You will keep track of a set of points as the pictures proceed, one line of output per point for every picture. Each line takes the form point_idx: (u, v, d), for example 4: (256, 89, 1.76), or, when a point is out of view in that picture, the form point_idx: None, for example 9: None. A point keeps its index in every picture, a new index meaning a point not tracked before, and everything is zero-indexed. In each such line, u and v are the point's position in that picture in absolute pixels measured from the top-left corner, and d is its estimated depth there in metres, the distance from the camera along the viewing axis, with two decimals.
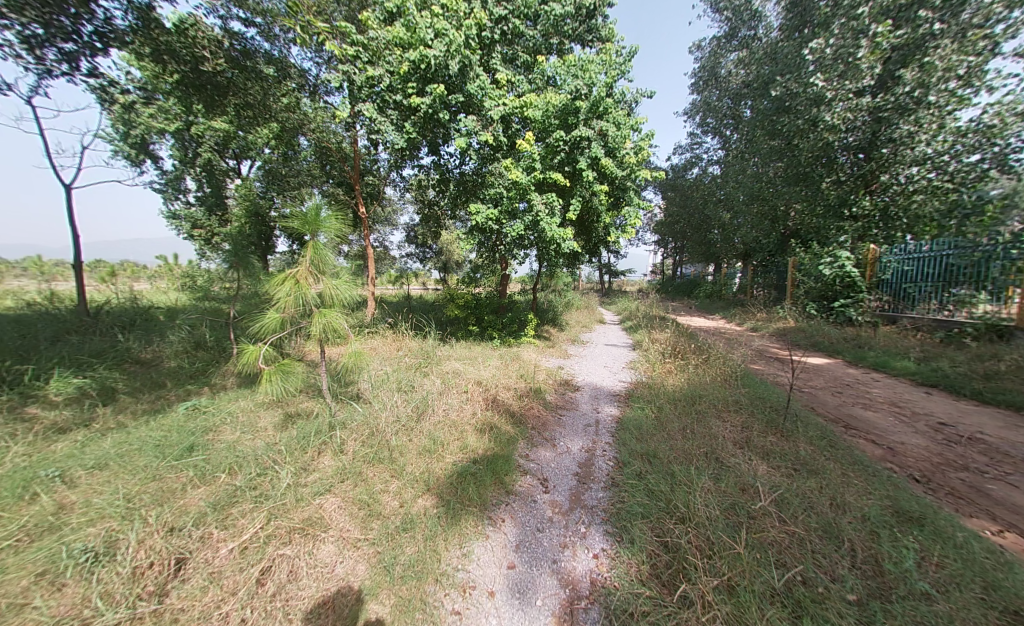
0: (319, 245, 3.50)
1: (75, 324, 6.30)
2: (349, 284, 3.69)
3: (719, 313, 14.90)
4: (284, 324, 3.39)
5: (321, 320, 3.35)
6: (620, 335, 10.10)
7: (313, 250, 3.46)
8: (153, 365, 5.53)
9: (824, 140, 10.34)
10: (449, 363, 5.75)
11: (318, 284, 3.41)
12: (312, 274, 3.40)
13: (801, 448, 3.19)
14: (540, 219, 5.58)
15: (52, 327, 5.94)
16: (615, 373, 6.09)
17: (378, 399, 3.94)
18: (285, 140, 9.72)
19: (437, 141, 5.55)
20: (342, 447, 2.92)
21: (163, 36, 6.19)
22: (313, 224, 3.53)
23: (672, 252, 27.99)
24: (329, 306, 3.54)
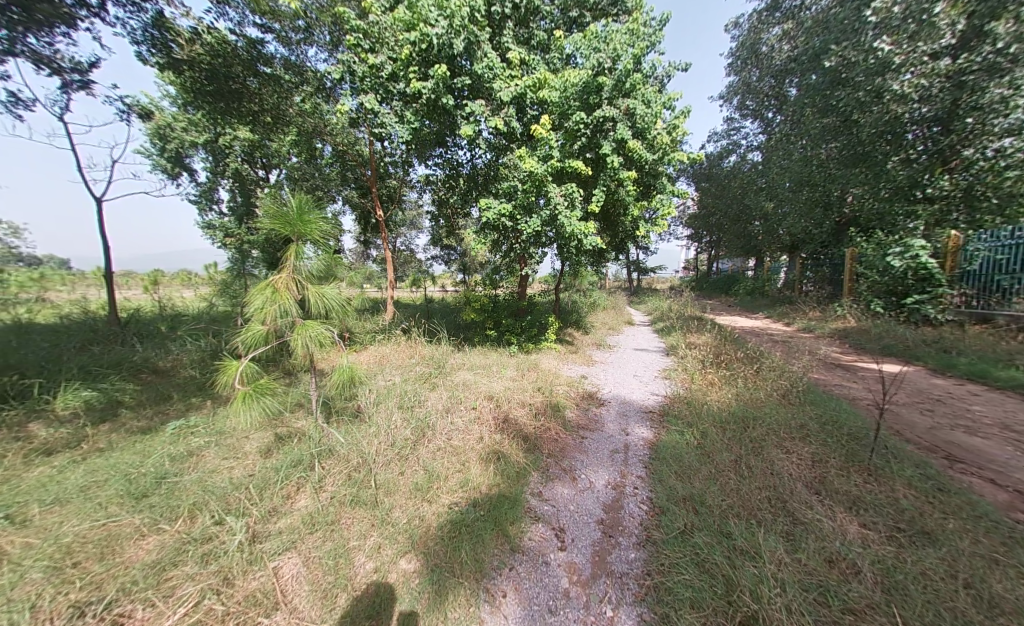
0: (303, 250, 3.09)
1: (103, 334, 6.43)
2: (339, 292, 3.30)
3: (762, 312, 13.60)
4: (269, 339, 3.01)
5: (305, 333, 2.94)
6: (651, 338, 9.28)
7: (295, 255, 3.06)
8: (168, 375, 5.48)
9: (891, 113, 9.03)
10: (461, 374, 5.30)
11: (301, 293, 3.02)
12: (295, 282, 3.00)
13: (901, 496, 2.44)
14: (558, 212, 5.03)
15: (81, 337, 6.08)
16: (647, 384, 5.40)
17: (375, 418, 3.54)
18: (310, 153, 9.66)
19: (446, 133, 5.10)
20: (321, 485, 2.49)
21: (177, 46, 6.17)
22: (299, 225, 3.04)
23: (706, 246, 26.30)
24: (314, 317, 3.14)
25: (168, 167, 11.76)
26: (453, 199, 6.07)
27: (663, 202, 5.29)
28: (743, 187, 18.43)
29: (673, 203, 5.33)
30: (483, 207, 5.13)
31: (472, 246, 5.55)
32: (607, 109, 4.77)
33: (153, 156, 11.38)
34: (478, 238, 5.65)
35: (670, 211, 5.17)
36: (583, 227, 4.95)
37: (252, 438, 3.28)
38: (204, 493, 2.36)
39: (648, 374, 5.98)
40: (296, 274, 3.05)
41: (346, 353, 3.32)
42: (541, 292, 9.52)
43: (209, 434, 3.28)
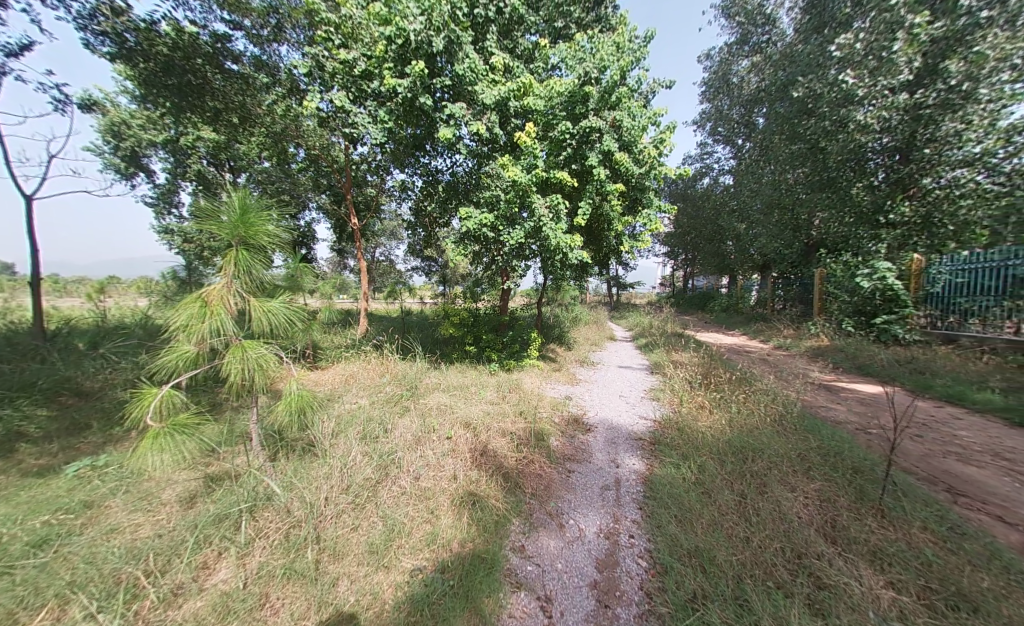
0: (242, 255, 2.58)
1: (22, 348, 5.60)
2: (289, 306, 2.83)
3: (739, 329, 13.81)
4: (199, 362, 2.48)
5: (242, 356, 2.44)
6: (635, 355, 9.08)
7: (233, 261, 2.55)
8: (95, 398, 4.74)
9: (855, 142, 9.34)
10: (435, 396, 4.83)
11: (241, 305, 2.54)
12: (232, 294, 2.51)
13: (922, 545, 2.20)
14: (543, 225, 4.77)
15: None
16: (634, 406, 5.10)
17: (332, 452, 3.05)
18: (283, 154, 8.57)
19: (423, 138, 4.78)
20: (248, 554, 1.99)
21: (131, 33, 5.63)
22: (242, 228, 2.63)
23: (681, 264, 26.94)
24: (255, 336, 2.65)
25: (122, 168, 10.79)
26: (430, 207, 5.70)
27: (650, 218, 5.11)
28: (716, 208, 19.01)
29: (660, 218, 5.17)
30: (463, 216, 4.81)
31: (450, 257, 5.18)
32: (593, 119, 4.60)
33: (104, 155, 10.45)
34: (457, 249, 5.30)
35: (657, 226, 4.99)
36: (570, 240, 4.71)
37: (176, 481, 2.70)
38: (89, 570, 1.82)
39: (634, 395, 5.71)
40: (234, 290, 2.54)
41: (296, 377, 2.83)
42: (522, 306, 9.18)
43: (120, 477, 2.68)
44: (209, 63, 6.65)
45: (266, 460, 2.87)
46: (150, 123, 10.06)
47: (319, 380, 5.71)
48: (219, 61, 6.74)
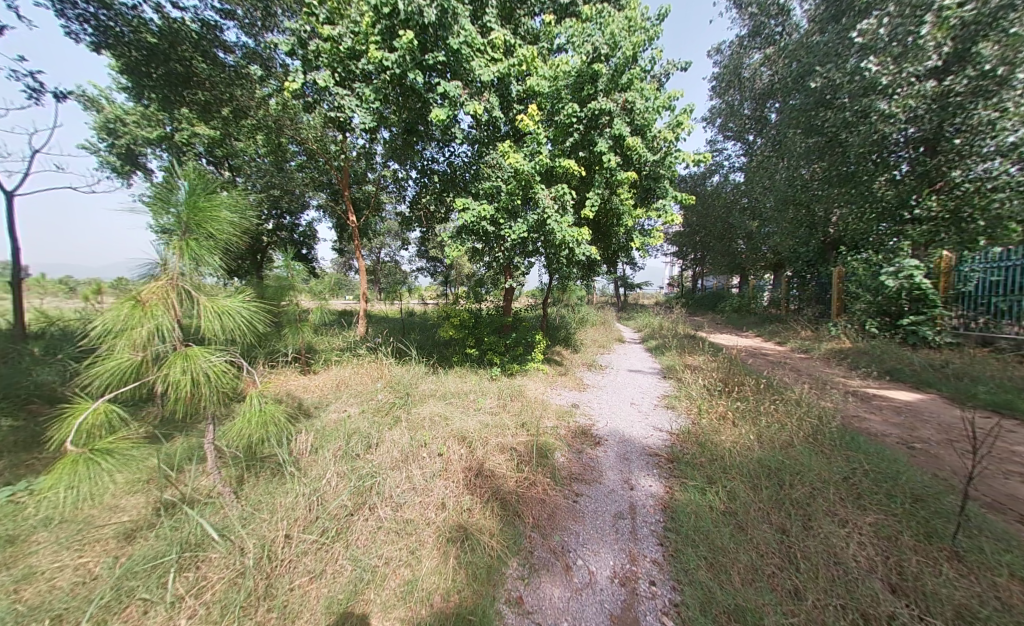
0: (192, 243, 2.28)
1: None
2: (249, 305, 2.44)
3: (753, 330, 13.26)
4: (132, 376, 2.07)
5: (179, 367, 2.05)
6: (646, 358, 8.62)
7: (182, 250, 2.25)
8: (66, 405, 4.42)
9: (879, 132, 8.65)
10: (430, 404, 4.45)
11: (187, 308, 2.18)
12: (177, 292, 2.16)
13: (1020, 603, 1.75)
14: (547, 217, 4.38)
15: None
16: (648, 416, 4.66)
17: (307, 474, 2.69)
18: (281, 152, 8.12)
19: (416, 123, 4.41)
20: (173, 620, 1.67)
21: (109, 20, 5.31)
22: (188, 214, 2.26)
23: (690, 263, 26.33)
24: (206, 343, 2.24)
25: (118, 167, 10.46)
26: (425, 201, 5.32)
27: (665, 209, 4.63)
28: (726, 207, 18.44)
29: (678, 207, 4.67)
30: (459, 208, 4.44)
31: (446, 253, 4.80)
32: (603, 101, 4.19)
33: (99, 153, 10.17)
34: (453, 244, 4.90)
35: (673, 217, 4.53)
36: (576, 233, 4.31)
37: (120, 512, 2.33)
38: None
39: (647, 402, 5.28)
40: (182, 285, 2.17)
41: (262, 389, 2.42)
42: (526, 306, 8.77)
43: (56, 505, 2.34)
44: (191, 56, 6.30)
45: (228, 488, 2.46)
46: (143, 120, 9.77)
47: (309, 386, 5.35)
48: (206, 52, 6.41)
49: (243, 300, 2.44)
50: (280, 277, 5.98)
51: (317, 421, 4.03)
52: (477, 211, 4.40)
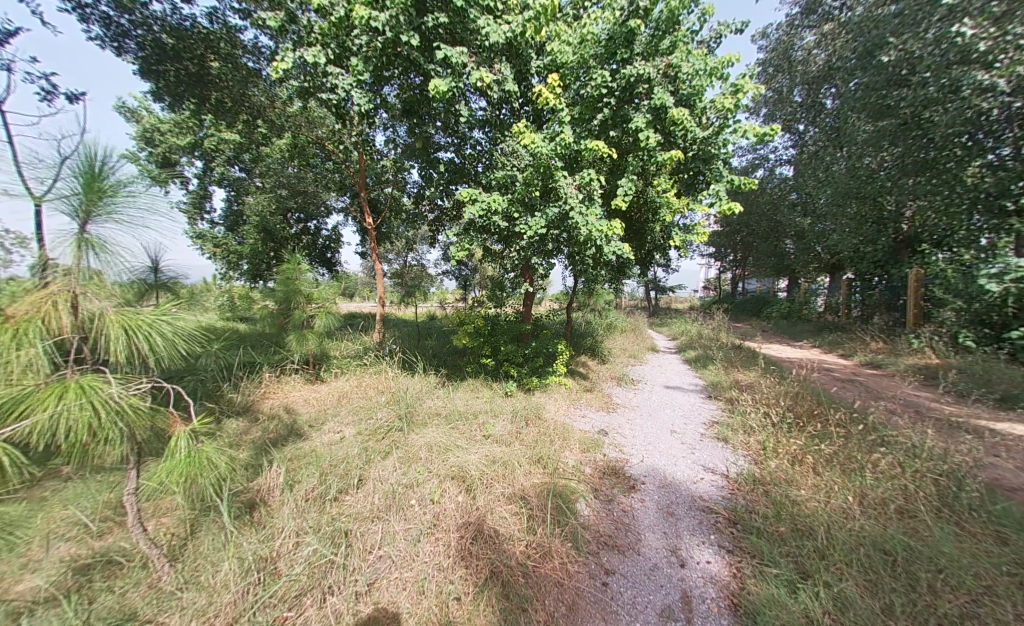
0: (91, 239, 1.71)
1: None
2: (176, 322, 1.86)
3: (809, 340, 11.77)
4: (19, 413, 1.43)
5: (55, 406, 1.46)
6: (685, 373, 7.63)
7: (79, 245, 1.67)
8: None
9: (973, 109, 7.14)
10: (432, 427, 3.85)
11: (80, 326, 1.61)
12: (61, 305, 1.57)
13: None
14: (571, 209, 3.72)
15: None
16: (693, 451, 3.82)
17: (264, 531, 2.19)
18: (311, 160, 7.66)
19: (418, 105, 3.89)
20: None
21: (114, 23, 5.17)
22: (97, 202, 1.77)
23: (730, 265, 24.49)
24: (101, 377, 1.62)
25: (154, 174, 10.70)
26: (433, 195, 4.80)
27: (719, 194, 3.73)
28: (771, 204, 16.83)
29: (743, 187, 3.69)
30: (466, 200, 3.86)
31: (454, 252, 4.23)
32: (640, 65, 3.45)
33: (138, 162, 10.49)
34: (462, 241, 4.32)
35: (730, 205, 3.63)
36: (607, 226, 3.60)
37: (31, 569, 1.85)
38: None
39: (690, 431, 4.42)
40: (82, 278, 1.67)
41: (194, 424, 1.84)
42: (548, 312, 8.04)
43: None
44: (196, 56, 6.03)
45: (163, 557, 1.95)
46: (174, 128, 9.95)
47: (309, 399, 4.93)
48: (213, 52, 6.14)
49: (167, 309, 1.93)
50: (287, 281, 5.62)
51: (304, 445, 3.53)
52: (490, 203, 3.80)
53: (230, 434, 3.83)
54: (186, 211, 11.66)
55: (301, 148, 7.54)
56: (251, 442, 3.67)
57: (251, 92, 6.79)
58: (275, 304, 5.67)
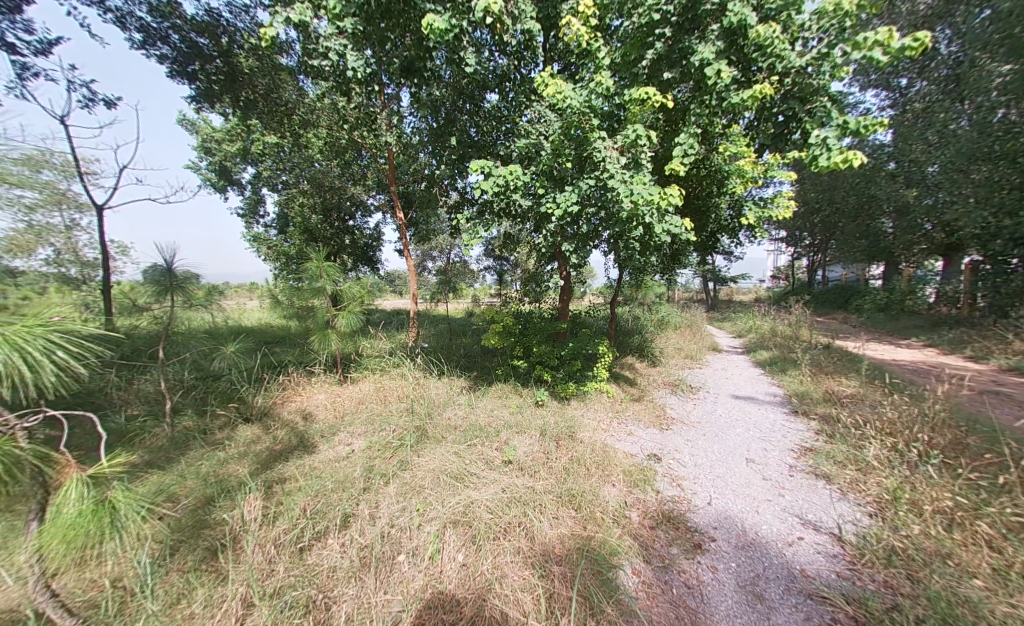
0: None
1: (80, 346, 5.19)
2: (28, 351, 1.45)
3: (919, 337, 9.62)
4: None
5: None
6: (758, 379, 6.38)
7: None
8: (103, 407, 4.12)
9: None
10: (445, 446, 3.29)
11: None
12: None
13: None
14: (611, 177, 2.95)
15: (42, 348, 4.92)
16: (780, 493, 2.90)
17: (215, 603, 1.78)
18: (345, 158, 7.48)
19: (420, 62, 3.36)
20: None
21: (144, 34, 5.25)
22: None
23: (806, 250, 21.41)
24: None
25: (215, 181, 11.40)
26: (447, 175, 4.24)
27: (829, 138, 2.62)
28: (862, 175, 14.18)
29: (871, 126, 2.56)
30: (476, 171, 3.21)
31: (467, 238, 3.60)
32: None
33: (200, 171, 11.22)
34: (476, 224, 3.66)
35: (846, 154, 2.54)
36: (661, 194, 2.74)
37: None
38: None
39: (773, 461, 3.44)
40: None
41: (94, 468, 1.51)
42: (590, 307, 7.17)
43: None
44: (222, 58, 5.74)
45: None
46: (226, 136, 10.43)
47: (329, 403, 4.63)
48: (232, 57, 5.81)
49: (68, 325, 1.62)
50: (311, 278, 5.39)
51: (304, 462, 3.15)
52: (508, 174, 3.11)
53: (240, 444, 3.57)
54: (243, 215, 12.36)
55: (330, 144, 7.38)
56: (257, 453, 3.37)
57: (275, 91, 6.67)
58: (300, 303, 5.47)
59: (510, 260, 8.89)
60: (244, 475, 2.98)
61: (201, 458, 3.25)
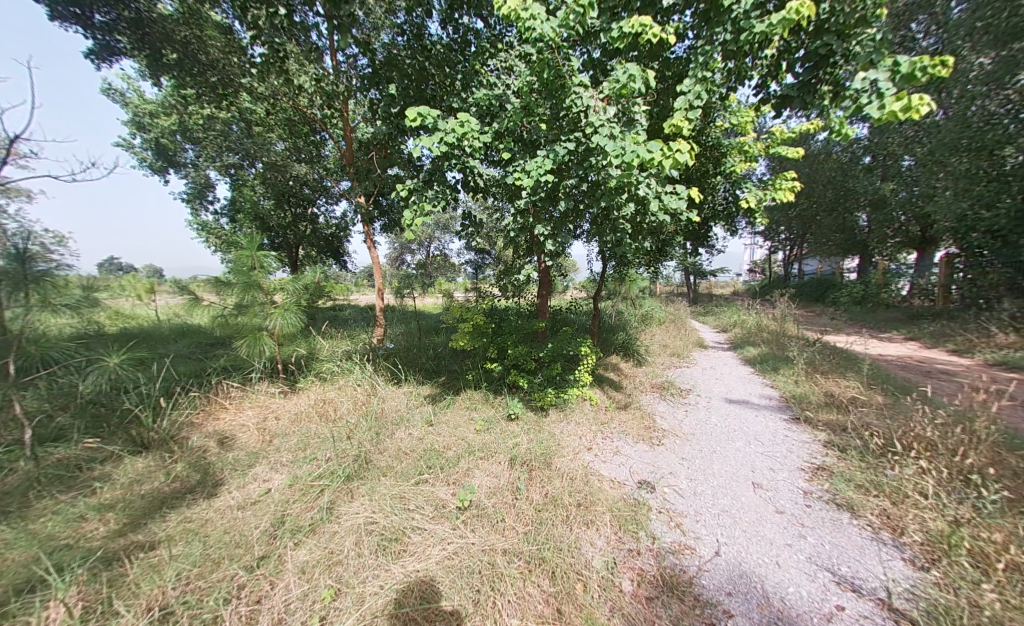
0: None
1: None
2: None
3: (899, 331, 9.52)
4: None
5: None
6: (749, 380, 5.92)
7: None
8: None
9: None
10: (386, 484, 2.59)
11: None
12: None
13: None
14: (595, 136, 2.29)
15: None
16: (801, 536, 2.35)
17: None
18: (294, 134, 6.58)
19: None
20: None
21: None
22: None
23: (783, 244, 21.57)
24: None
25: (153, 163, 10.14)
26: (387, 137, 3.46)
27: (879, 84, 1.97)
28: (840, 168, 14.15)
29: (931, 67, 1.88)
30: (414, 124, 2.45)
31: (409, 217, 2.86)
32: None
33: (135, 150, 9.92)
34: (421, 199, 2.93)
35: (907, 101, 1.89)
36: (660, 155, 2.08)
37: None
38: None
39: (784, 487, 2.90)
40: None
41: None
42: (570, 302, 6.54)
43: None
44: (126, 3, 4.72)
45: None
46: (162, 110, 9.19)
47: (259, 421, 3.83)
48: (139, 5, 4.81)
49: None
50: (241, 270, 4.51)
51: (195, 510, 2.42)
52: (455, 127, 2.37)
53: (124, 479, 2.77)
54: (189, 201, 11.10)
55: (275, 118, 6.44)
56: (138, 496, 2.58)
57: (199, 49, 5.64)
58: (226, 301, 4.55)
59: (489, 252, 8.10)
60: (101, 538, 2.17)
61: (60, 504, 2.44)
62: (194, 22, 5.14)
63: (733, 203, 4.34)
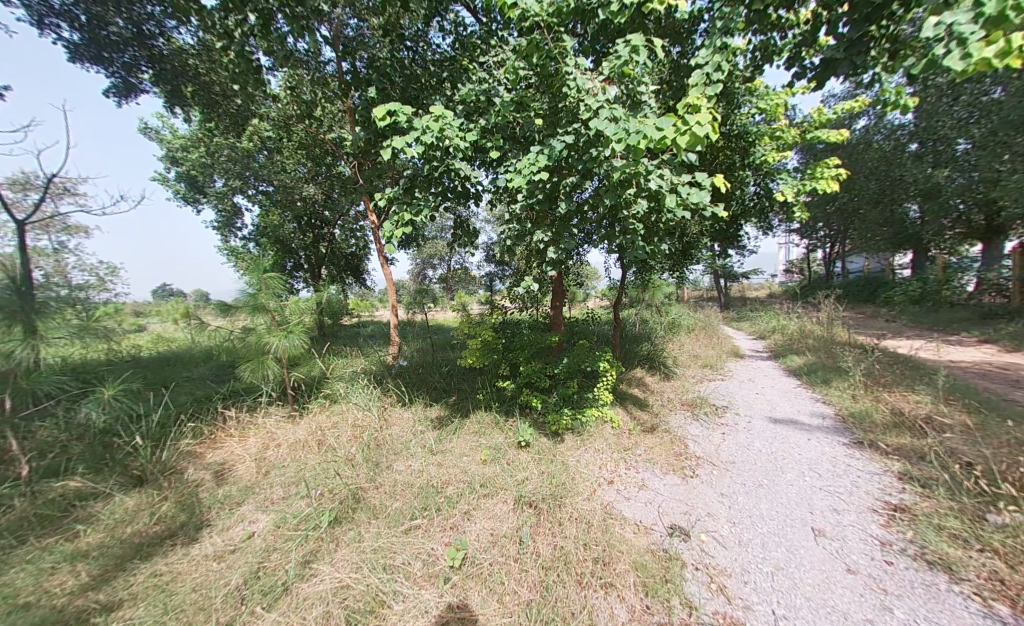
0: None
1: None
2: None
3: (971, 332, 8.38)
4: None
5: None
6: (795, 394, 5.25)
7: None
8: None
9: None
10: (373, 532, 2.28)
11: None
12: None
13: None
14: (594, 122, 1.96)
15: None
16: (885, 609, 1.83)
17: None
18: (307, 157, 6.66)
19: None
20: None
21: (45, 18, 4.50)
22: None
23: (822, 242, 20.11)
24: None
25: (186, 194, 10.70)
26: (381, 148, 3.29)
27: (957, 28, 1.55)
28: (883, 158, 13.04)
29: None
30: (384, 122, 2.26)
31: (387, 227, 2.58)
32: None
33: (168, 183, 10.48)
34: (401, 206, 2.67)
35: (1005, 43, 1.48)
36: (672, 134, 1.72)
37: None
38: None
39: (852, 535, 2.36)
40: None
41: None
42: (589, 313, 6.13)
43: None
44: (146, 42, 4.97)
45: None
46: (192, 143, 9.71)
47: (259, 450, 3.61)
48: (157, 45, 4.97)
49: None
50: (245, 292, 4.43)
51: (167, 563, 2.21)
52: (431, 124, 2.14)
53: (108, 522, 2.61)
54: (219, 228, 11.57)
55: (287, 141, 6.55)
56: (114, 543, 2.39)
57: (214, 81, 5.82)
58: (232, 325, 4.48)
59: (506, 264, 7.67)
60: (64, 594, 2.00)
61: (36, 552, 2.30)
62: (208, 55, 5.31)
63: (766, 196, 3.88)
